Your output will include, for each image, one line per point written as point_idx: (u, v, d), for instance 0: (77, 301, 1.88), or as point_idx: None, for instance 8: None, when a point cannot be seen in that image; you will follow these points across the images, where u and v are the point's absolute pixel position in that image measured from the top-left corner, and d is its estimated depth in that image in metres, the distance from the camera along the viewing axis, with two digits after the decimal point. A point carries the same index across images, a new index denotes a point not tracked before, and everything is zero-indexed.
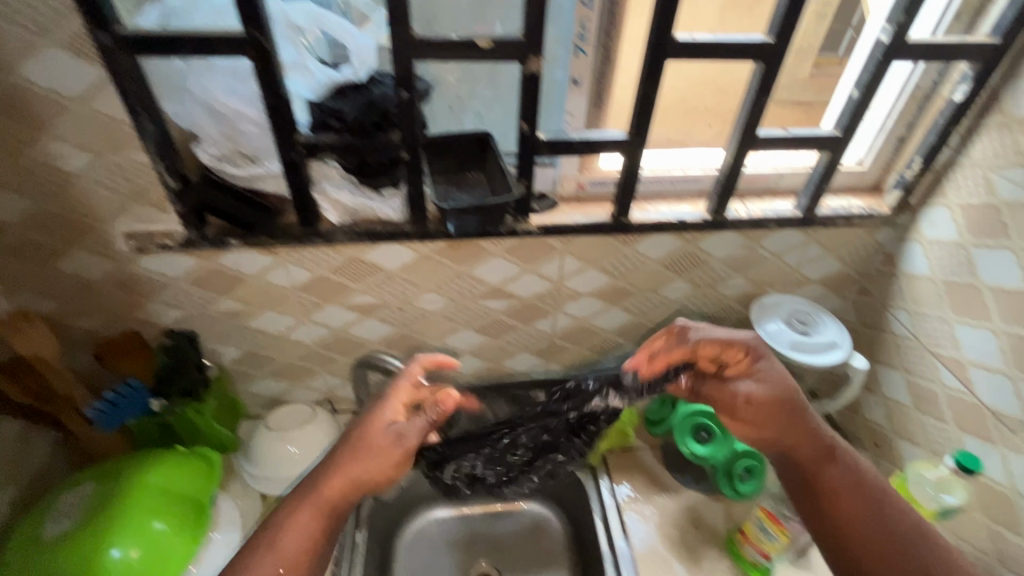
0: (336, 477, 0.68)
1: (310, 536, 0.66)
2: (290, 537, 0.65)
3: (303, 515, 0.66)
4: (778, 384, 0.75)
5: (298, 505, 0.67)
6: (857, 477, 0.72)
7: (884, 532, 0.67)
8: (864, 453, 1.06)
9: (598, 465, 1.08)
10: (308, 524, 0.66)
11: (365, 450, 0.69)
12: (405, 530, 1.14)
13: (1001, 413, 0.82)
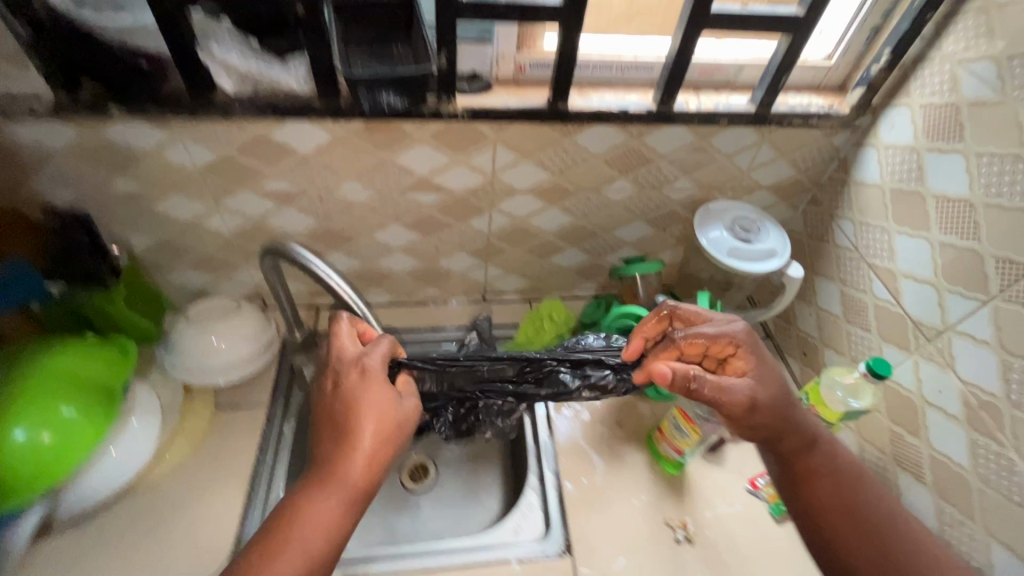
0: (349, 458, 0.66)
1: (335, 523, 0.63)
2: (311, 524, 0.62)
3: (325, 501, 0.64)
4: (773, 379, 0.74)
5: (313, 492, 0.64)
6: (842, 458, 0.73)
7: (881, 516, 0.68)
8: (793, 361, 1.09)
9: None
10: (333, 511, 0.64)
11: (373, 433, 0.68)
12: None
13: (921, 322, 0.81)
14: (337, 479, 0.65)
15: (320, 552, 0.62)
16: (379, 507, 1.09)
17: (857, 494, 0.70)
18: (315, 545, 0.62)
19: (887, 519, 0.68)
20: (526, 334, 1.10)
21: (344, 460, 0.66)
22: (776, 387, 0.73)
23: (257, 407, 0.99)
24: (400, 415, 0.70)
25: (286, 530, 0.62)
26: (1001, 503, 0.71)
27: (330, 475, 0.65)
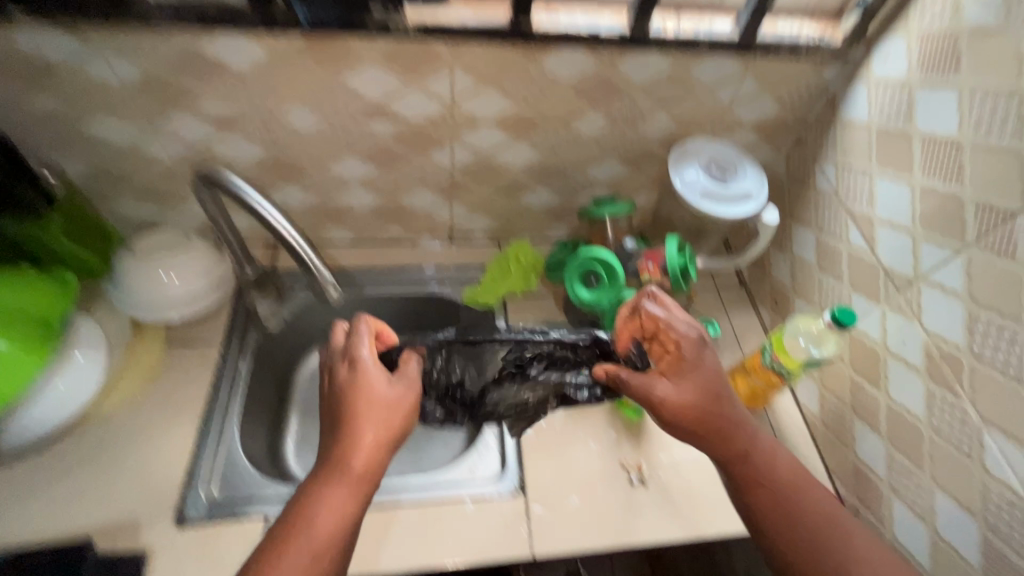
0: (353, 446, 0.70)
1: (346, 508, 0.67)
2: (323, 513, 0.66)
3: (334, 489, 0.67)
4: (699, 386, 0.73)
5: (321, 482, 0.68)
6: (775, 461, 0.72)
7: (809, 526, 0.68)
8: (763, 310, 1.08)
9: (497, 308, 1.08)
10: (344, 497, 0.67)
11: (370, 419, 0.71)
12: (306, 360, 1.17)
13: (893, 272, 0.78)
14: (342, 468, 0.68)
15: (335, 537, 0.65)
16: None
17: (788, 501, 0.69)
18: (325, 532, 0.65)
19: (818, 530, 0.67)
20: (492, 276, 1.08)
21: (348, 448, 0.69)
22: (694, 398, 0.72)
23: (213, 344, 0.97)
24: (394, 399, 0.74)
25: (302, 518, 0.65)
26: (949, 453, 0.70)
27: (334, 466, 0.69)
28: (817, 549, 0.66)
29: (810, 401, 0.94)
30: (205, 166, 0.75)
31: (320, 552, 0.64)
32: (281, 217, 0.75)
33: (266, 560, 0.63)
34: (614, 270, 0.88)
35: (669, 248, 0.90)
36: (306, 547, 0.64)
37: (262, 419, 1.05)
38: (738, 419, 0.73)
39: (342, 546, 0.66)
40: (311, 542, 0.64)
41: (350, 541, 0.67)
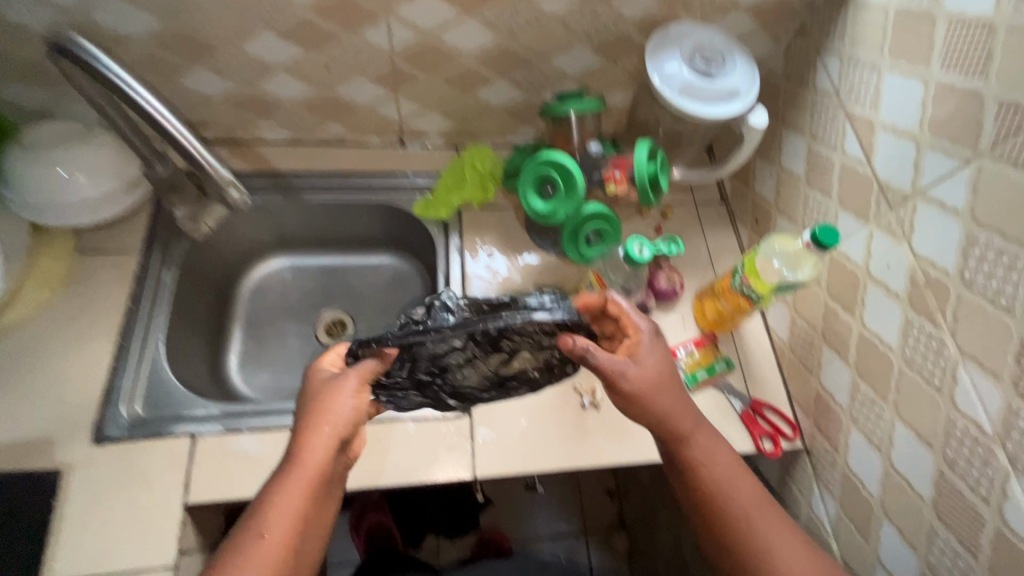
0: (308, 455, 0.60)
1: (300, 517, 0.59)
2: (273, 526, 0.57)
3: (287, 500, 0.58)
4: (659, 373, 0.66)
5: (272, 493, 0.59)
6: (714, 459, 0.66)
7: (755, 524, 0.63)
8: (743, 230, 1.00)
9: (452, 221, 0.98)
10: (299, 506, 0.58)
11: (327, 429, 0.61)
12: (248, 275, 1.10)
13: (889, 187, 0.68)
14: (292, 478, 0.59)
15: (291, 550, 0.58)
16: (290, 362, 1.04)
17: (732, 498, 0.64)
18: (274, 547, 0.57)
19: (767, 528, 0.63)
20: (445, 185, 0.97)
21: (302, 456, 0.60)
22: (651, 380, 0.65)
23: (131, 253, 0.88)
24: (355, 406, 0.62)
25: (253, 527, 0.58)
26: (917, 385, 0.65)
27: (285, 476, 0.60)
28: (766, 551, 0.62)
29: (780, 325, 0.91)
30: (56, 34, 0.66)
31: (273, 569, 0.57)
32: (168, 114, 0.68)
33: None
34: (573, 180, 0.79)
35: (638, 153, 0.80)
36: (256, 566, 0.56)
37: (199, 334, 0.98)
38: (683, 414, 0.66)
39: (297, 558, 0.59)
40: (264, 559, 0.56)
41: (303, 557, 0.60)
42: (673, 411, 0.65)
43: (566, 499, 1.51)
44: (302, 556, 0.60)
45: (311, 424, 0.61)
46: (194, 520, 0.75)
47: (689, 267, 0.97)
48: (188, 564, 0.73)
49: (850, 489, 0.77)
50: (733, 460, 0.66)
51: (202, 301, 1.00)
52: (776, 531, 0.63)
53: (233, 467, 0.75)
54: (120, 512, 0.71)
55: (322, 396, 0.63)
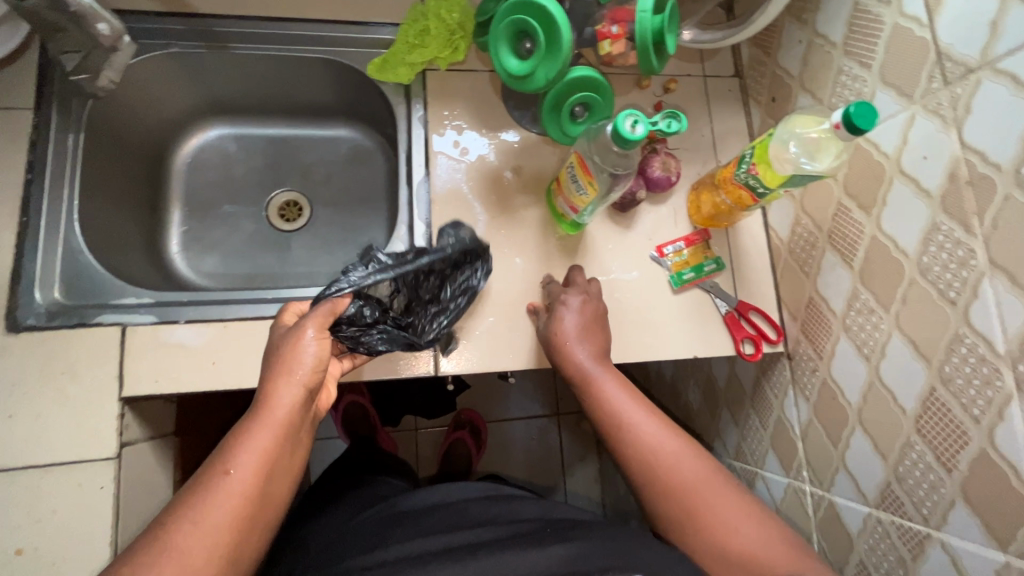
0: (276, 392, 0.53)
1: (271, 460, 0.51)
2: (241, 464, 0.50)
3: (256, 439, 0.51)
4: (590, 323, 0.70)
5: (238, 432, 0.52)
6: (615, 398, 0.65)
7: (667, 458, 0.62)
8: (755, 110, 0.86)
9: (415, 86, 0.83)
10: (270, 446, 0.51)
11: (296, 368, 0.54)
12: (184, 146, 0.95)
13: (949, 57, 0.55)
14: (260, 417, 0.52)
15: (259, 493, 0.50)
16: (240, 246, 0.94)
17: (640, 435, 0.63)
18: (240, 490, 0.49)
19: (688, 474, 0.61)
20: (406, 39, 0.81)
21: (270, 395, 0.53)
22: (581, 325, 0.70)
23: (19, 112, 0.72)
24: (320, 350, 0.56)
25: (211, 474, 0.50)
26: (927, 296, 0.58)
27: (253, 415, 0.53)
28: (677, 472, 0.61)
29: (781, 224, 0.82)
30: None
31: (240, 512, 0.49)
32: None
33: (158, 529, 0.47)
34: (556, 33, 0.60)
35: (643, 1, 0.62)
36: (223, 506, 0.48)
37: (129, 213, 0.86)
38: (576, 360, 0.68)
39: (265, 505, 0.51)
40: (226, 501, 0.48)
41: (271, 511, 0.52)
42: (571, 356, 0.68)
43: (541, 385, 1.53)
44: (270, 504, 0.52)
45: (279, 363, 0.54)
46: (137, 412, 0.70)
47: (688, 153, 0.85)
48: (136, 453, 0.70)
49: (826, 396, 0.74)
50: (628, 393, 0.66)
51: (127, 174, 0.86)
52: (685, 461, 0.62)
53: (171, 359, 0.69)
54: (49, 404, 0.65)
55: (288, 337, 0.56)
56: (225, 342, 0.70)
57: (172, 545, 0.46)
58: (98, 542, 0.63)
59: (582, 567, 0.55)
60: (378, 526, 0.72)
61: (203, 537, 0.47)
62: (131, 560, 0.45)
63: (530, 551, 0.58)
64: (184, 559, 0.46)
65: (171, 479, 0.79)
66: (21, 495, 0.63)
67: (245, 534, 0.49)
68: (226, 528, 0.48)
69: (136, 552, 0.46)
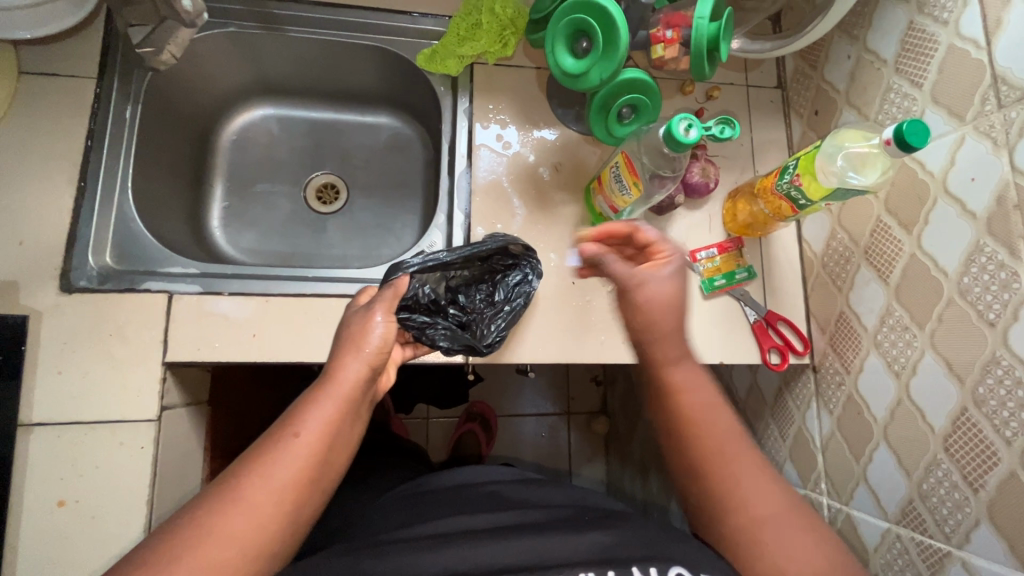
0: (344, 367, 0.55)
1: (334, 429, 0.53)
2: (308, 427, 0.52)
3: (322, 407, 0.53)
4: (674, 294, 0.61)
5: (306, 399, 0.54)
6: (698, 411, 0.60)
7: (726, 468, 0.58)
8: (796, 123, 0.87)
9: (462, 78, 0.85)
10: (334, 413, 0.54)
11: (364, 346, 0.57)
12: (230, 124, 0.97)
13: (1005, 81, 0.55)
14: (327, 386, 0.55)
15: (322, 460, 0.52)
16: (278, 223, 0.97)
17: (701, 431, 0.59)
18: (306, 453, 0.51)
19: (746, 484, 0.57)
20: (457, 30, 0.82)
21: (337, 367, 0.56)
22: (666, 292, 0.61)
23: (83, 79, 0.75)
24: (386, 332, 0.58)
25: (282, 432, 0.52)
26: (965, 317, 0.58)
27: (319, 385, 0.55)
28: (745, 502, 0.56)
29: (815, 236, 0.83)
30: None
31: (303, 472, 0.51)
32: None
33: (229, 479, 0.50)
34: (613, 35, 0.61)
35: (701, 8, 0.64)
36: (289, 465, 0.50)
37: (175, 185, 0.89)
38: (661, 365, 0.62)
39: (325, 472, 0.53)
40: (292, 462, 0.51)
41: (330, 479, 0.54)
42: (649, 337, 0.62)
43: (554, 382, 1.54)
44: (331, 469, 0.54)
45: (349, 341, 0.57)
46: (178, 378, 0.73)
47: (727, 160, 0.86)
48: (173, 418, 0.72)
49: (851, 410, 0.74)
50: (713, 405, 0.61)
51: (176, 147, 0.89)
52: (757, 488, 0.57)
53: (214, 328, 0.71)
54: (97, 363, 0.67)
55: (359, 317, 0.59)
56: (264, 316, 0.72)
57: (241, 496, 0.48)
58: (136, 500, 0.66)
59: (623, 554, 0.56)
60: (407, 505, 0.73)
61: (269, 492, 0.49)
62: (204, 506, 0.48)
63: (571, 536, 0.58)
64: (251, 510, 0.48)
65: (201, 446, 0.82)
66: (67, 450, 0.65)
67: (303, 497, 0.51)
68: (290, 487, 0.50)
69: (207, 497, 0.49)
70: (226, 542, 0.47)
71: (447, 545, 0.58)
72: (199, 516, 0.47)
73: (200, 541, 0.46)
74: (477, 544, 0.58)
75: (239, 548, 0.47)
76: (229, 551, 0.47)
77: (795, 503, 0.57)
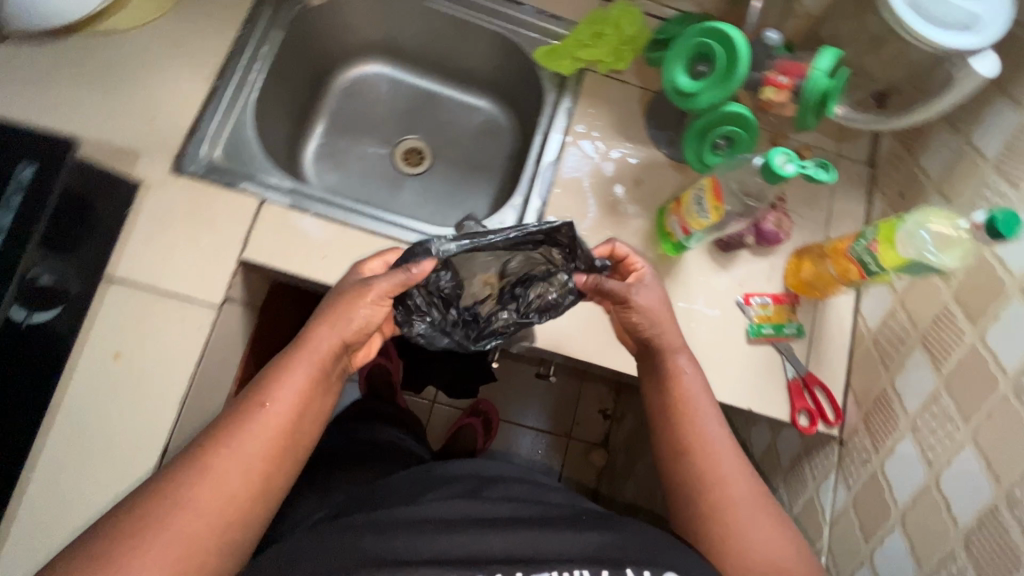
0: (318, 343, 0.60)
1: (302, 403, 0.59)
2: (277, 402, 0.58)
3: (294, 385, 0.59)
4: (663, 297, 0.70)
5: (279, 372, 0.60)
6: (695, 401, 0.68)
7: (710, 445, 0.66)
8: (878, 201, 0.88)
9: (571, 81, 0.90)
10: (304, 385, 0.60)
11: (340, 326, 0.61)
12: (347, 73, 1.05)
13: None
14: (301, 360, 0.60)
15: (288, 435, 0.58)
16: (363, 172, 1.03)
17: (693, 411, 0.68)
18: (274, 426, 0.58)
19: (727, 466, 0.66)
20: (578, 37, 0.88)
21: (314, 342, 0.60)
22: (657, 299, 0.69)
23: None
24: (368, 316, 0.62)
25: (252, 406, 0.58)
26: (1015, 415, 0.58)
27: (293, 357, 0.60)
28: (725, 481, 0.65)
29: (872, 313, 0.83)
30: None
31: (270, 444, 0.57)
32: None
33: (203, 449, 0.56)
34: (732, 61, 0.65)
35: (821, 60, 0.67)
36: (257, 437, 0.57)
37: (286, 113, 0.96)
38: (676, 357, 0.69)
39: (293, 442, 0.59)
40: (261, 433, 0.57)
41: (296, 450, 0.60)
42: (666, 331, 0.69)
43: (563, 402, 1.55)
44: (302, 441, 0.60)
45: (328, 319, 0.62)
46: (245, 277, 0.78)
47: (802, 218, 0.87)
48: (231, 312, 0.77)
49: (871, 489, 0.73)
50: (706, 395, 0.69)
51: (297, 79, 0.96)
52: (738, 481, 0.65)
53: (292, 240, 0.76)
54: (182, 242, 0.73)
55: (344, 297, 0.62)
56: (339, 242, 0.77)
57: (211, 465, 0.55)
58: (182, 374, 0.70)
59: (618, 554, 0.58)
60: (416, 486, 0.73)
61: (238, 462, 0.56)
62: (179, 473, 0.55)
63: (567, 532, 0.61)
64: (219, 477, 0.55)
65: (242, 349, 0.86)
66: (136, 311, 0.70)
67: (274, 465, 0.58)
68: (258, 457, 0.57)
69: (179, 467, 0.55)
70: (197, 506, 0.53)
71: (448, 533, 0.60)
72: (174, 481, 0.54)
73: (173, 511, 0.53)
74: (488, 534, 0.60)
75: (208, 513, 0.54)
76: (202, 520, 0.53)
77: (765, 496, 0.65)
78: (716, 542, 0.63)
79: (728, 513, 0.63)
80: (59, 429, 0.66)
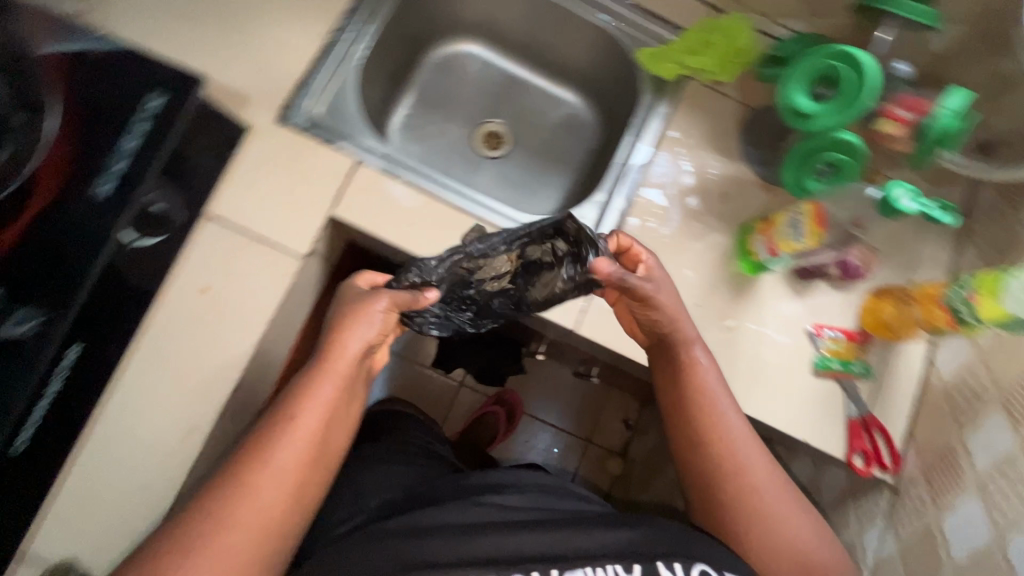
0: (342, 349, 0.61)
1: (331, 411, 0.60)
2: (307, 417, 0.58)
3: (320, 396, 0.59)
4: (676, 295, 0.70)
5: (304, 385, 0.59)
6: (716, 393, 0.69)
7: (729, 435, 0.68)
8: (969, 250, 0.85)
9: (670, 85, 0.89)
10: (332, 397, 0.60)
11: (363, 328, 0.62)
12: (441, 48, 1.06)
13: None
14: (325, 367, 0.60)
15: (318, 447, 0.59)
16: (444, 148, 1.04)
17: (714, 404, 0.69)
18: (306, 437, 0.58)
19: (753, 462, 0.67)
20: (687, 44, 0.88)
21: (337, 348, 0.61)
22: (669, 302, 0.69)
23: None
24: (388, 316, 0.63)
25: (280, 422, 0.58)
26: None
27: (316, 367, 0.60)
28: (745, 471, 0.66)
29: (946, 364, 0.81)
30: None
31: (304, 457, 0.58)
32: None
33: (234, 470, 0.56)
34: (866, 85, 0.64)
35: (950, 99, 0.66)
36: (290, 449, 0.57)
37: (380, 79, 0.97)
38: (693, 349, 0.70)
39: (323, 452, 0.60)
40: (294, 446, 0.57)
41: (326, 458, 0.60)
42: (682, 329, 0.70)
43: (591, 405, 1.55)
44: (328, 451, 0.61)
45: (346, 323, 0.62)
46: (329, 233, 0.79)
47: (886, 257, 0.85)
48: (312, 265, 0.79)
49: (924, 541, 0.72)
50: (722, 386, 0.70)
51: (396, 48, 0.98)
52: (760, 469, 0.67)
53: (381, 204, 0.77)
54: (278, 191, 0.75)
55: (357, 303, 0.63)
56: (424, 212, 0.78)
57: (247, 483, 0.55)
58: (261, 317, 0.72)
59: (649, 547, 0.59)
60: (453, 485, 0.73)
61: (274, 479, 0.56)
62: (214, 496, 0.54)
63: (596, 528, 0.61)
64: (257, 493, 0.55)
65: (310, 302, 0.88)
66: (228, 250, 0.73)
67: (308, 475, 0.58)
68: (292, 471, 0.57)
69: (215, 488, 0.55)
70: (239, 525, 0.54)
71: (486, 534, 0.60)
72: (211, 502, 0.54)
73: (212, 532, 0.53)
74: (524, 535, 0.60)
75: (250, 531, 0.54)
76: (242, 536, 0.54)
77: (789, 491, 0.67)
78: (743, 536, 0.64)
79: (751, 504, 0.65)
80: (143, 352, 0.69)
